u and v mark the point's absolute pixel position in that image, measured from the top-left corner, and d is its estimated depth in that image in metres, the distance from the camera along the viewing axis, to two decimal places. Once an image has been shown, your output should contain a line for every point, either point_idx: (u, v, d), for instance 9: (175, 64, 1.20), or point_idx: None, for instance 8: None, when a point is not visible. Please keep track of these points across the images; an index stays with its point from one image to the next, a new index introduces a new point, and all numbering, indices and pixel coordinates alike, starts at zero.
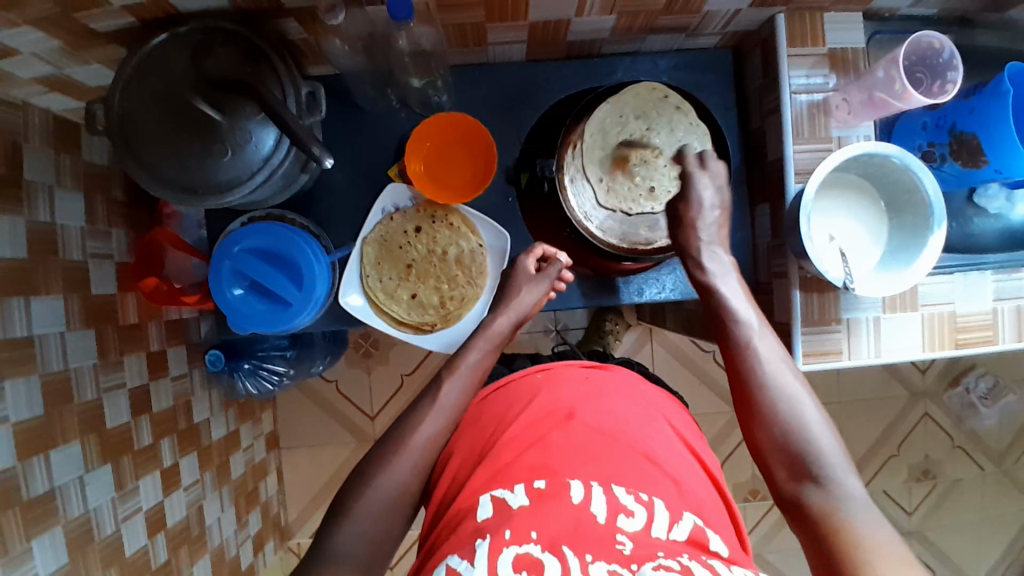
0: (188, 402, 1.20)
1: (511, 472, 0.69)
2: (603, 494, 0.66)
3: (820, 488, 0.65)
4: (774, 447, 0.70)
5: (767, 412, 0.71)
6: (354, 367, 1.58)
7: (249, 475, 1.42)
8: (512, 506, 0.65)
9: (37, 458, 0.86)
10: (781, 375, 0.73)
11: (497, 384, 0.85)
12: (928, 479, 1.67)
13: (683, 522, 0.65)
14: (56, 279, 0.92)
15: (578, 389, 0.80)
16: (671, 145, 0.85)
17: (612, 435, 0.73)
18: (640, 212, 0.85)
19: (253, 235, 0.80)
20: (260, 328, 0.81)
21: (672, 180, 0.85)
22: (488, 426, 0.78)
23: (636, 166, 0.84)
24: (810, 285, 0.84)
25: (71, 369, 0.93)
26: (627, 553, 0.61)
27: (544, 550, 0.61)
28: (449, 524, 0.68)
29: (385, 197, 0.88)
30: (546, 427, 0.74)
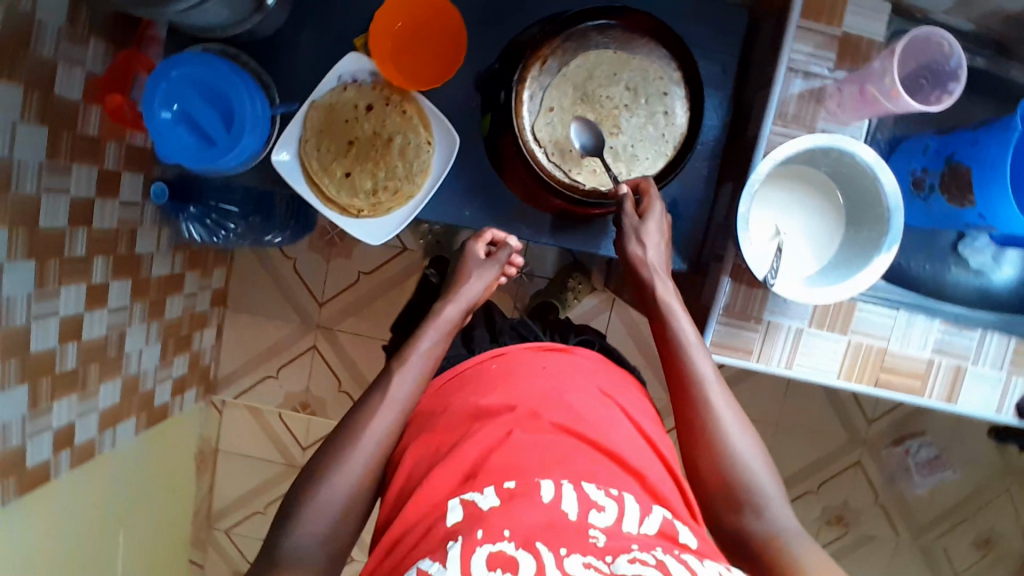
0: (134, 229, 1.21)
1: (481, 469, 0.62)
2: (573, 490, 0.61)
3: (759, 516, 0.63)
4: (715, 473, 0.66)
5: (710, 447, 0.67)
6: (315, 252, 1.58)
7: (185, 320, 1.44)
8: (482, 508, 0.59)
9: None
10: (722, 403, 0.69)
11: (452, 373, 0.80)
12: (839, 524, 1.66)
13: (654, 514, 0.61)
14: (17, 65, 0.89)
15: (542, 383, 0.73)
16: (632, 137, 0.77)
17: (574, 432, 0.67)
18: (557, 162, 0.76)
19: (201, 65, 0.78)
20: (182, 160, 0.79)
21: (602, 162, 0.77)
22: (454, 422, 0.71)
23: (589, 126, 0.76)
24: (742, 277, 0.79)
25: (15, 159, 0.91)
26: (601, 545, 0.56)
27: (518, 547, 0.55)
28: (414, 527, 0.62)
29: (344, 64, 0.84)
30: (507, 420, 0.68)
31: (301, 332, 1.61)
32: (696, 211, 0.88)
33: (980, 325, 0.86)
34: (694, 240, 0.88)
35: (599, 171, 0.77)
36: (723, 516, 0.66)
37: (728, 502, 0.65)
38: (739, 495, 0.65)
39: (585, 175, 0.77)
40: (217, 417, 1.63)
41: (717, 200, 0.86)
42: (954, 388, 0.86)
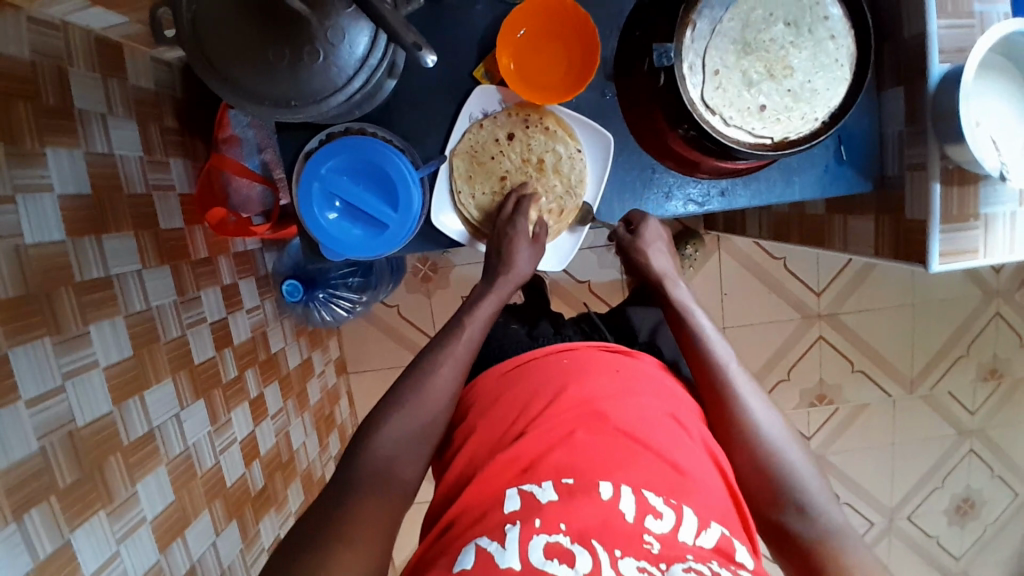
0: (264, 333, 1.19)
1: (541, 466, 0.66)
2: (632, 494, 0.63)
3: (803, 514, 0.68)
4: (761, 474, 0.71)
5: (745, 440, 0.73)
6: (415, 293, 1.55)
7: (326, 401, 1.42)
8: (541, 501, 0.62)
9: (133, 401, 0.82)
10: (748, 398, 0.75)
11: (514, 361, 0.80)
12: (994, 378, 1.65)
13: (711, 529, 0.63)
14: (126, 216, 0.86)
15: (611, 385, 0.73)
16: (807, 73, 0.72)
17: (638, 440, 0.68)
18: (738, 125, 0.73)
19: (343, 151, 0.75)
20: (356, 253, 0.76)
21: (784, 109, 0.73)
22: (517, 412, 0.72)
23: (760, 76, 0.72)
24: (951, 177, 0.76)
25: (154, 307, 0.89)
26: (655, 552, 0.59)
27: (573, 541, 0.59)
28: (468, 510, 0.65)
29: (473, 101, 0.81)
30: (572, 421, 0.69)
31: None
32: (864, 127, 0.84)
33: None
34: (870, 157, 0.84)
35: (786, 117, 0.73)
36: (765, 513, 0.70)
37: (773, 498, 0.70)
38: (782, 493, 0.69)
39: (772, 126, 0.73)
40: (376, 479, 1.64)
41: (884, 109, 0.82)
42: None
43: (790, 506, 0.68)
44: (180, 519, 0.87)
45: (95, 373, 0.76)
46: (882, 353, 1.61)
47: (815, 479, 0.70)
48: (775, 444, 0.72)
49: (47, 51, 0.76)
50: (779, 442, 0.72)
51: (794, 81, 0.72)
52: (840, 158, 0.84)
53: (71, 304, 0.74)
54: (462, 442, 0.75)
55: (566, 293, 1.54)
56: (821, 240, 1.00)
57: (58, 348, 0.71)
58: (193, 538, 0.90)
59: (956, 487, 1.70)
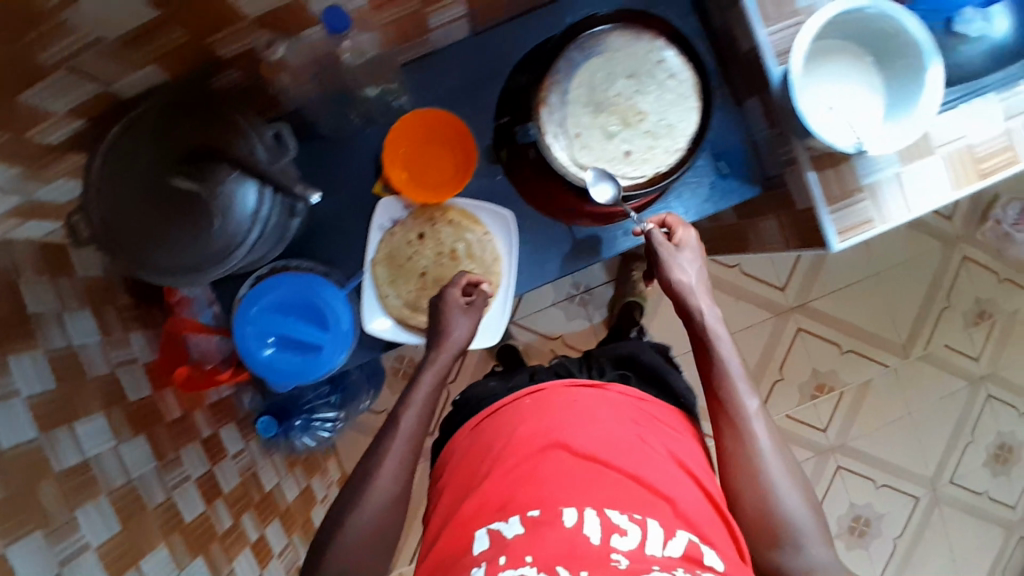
0: (254, 473, 1.21)
1: (511, 503, 0.67)
2: (595, 516, 0.64)
3: (799, 552, 0.68)
4: (761, 520, 0.69)
5: (752, 473, 0.71)
6: (400, 392, 1.57)
7: (335, 522, 1.42)
8: (507, 536, 0.64)
9: (130, 573, 0.84)
10: (758, 426, 0.74)
11: (487, 412, 0.81)
12: (985, 321, 1.64)
13: (677, 537, 0.63)
14: (94, 399, 0.91)
15: (574, 416, 0.75)
16: (660, 112, 0.79)
17: (602, 459, 0.70)
18: (612, 175, 0.79)
19: (269, 290, 0.80)
20: (301, 379, 0.80)
21: (649, 147, 0.79)
22: (490, 458, 0.74)
23: (617, 128, 0.79)
24: (822, 162, 0.80)
25: (135, 479, 0.92)
26: (623, 568, 0.58)
27: (540, 572, 0.59)
28: (449, 560, 0.67)
29: (380, 213, 0.86)
30: (540, 456, 0.71)
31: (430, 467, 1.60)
32: (736, 139, 0.90)
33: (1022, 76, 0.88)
34: (749, 165, 0.91)
35: (651, 154, 0.79)
36: (763, 554, 0.70)
37: (767, 543, 0.69)
38: (776, 533, 0.69)
39: (642, 167, 0.79)
40: None
41: (747, 116, 0.89)
42: None
43: (783, 548, 0.68)
44: None
45: (88, 554, 0.79)
46: (865, 328, 1.61)
47: (811, 518, 0.69)
48: (775, 485, 0.70)
49: None
50: (780, 485, 0.70)
51: (649, 124, 0.79)
52: (721, 173, 0.91)
53: (56, 494, 0.78)
54: (438, 500, 0.77)
55: (543, 353, 1.56)
56: (746, 244, 1.04)
57: (49, 537, 0.75)
58: None
59: (985, 437, 1.66)
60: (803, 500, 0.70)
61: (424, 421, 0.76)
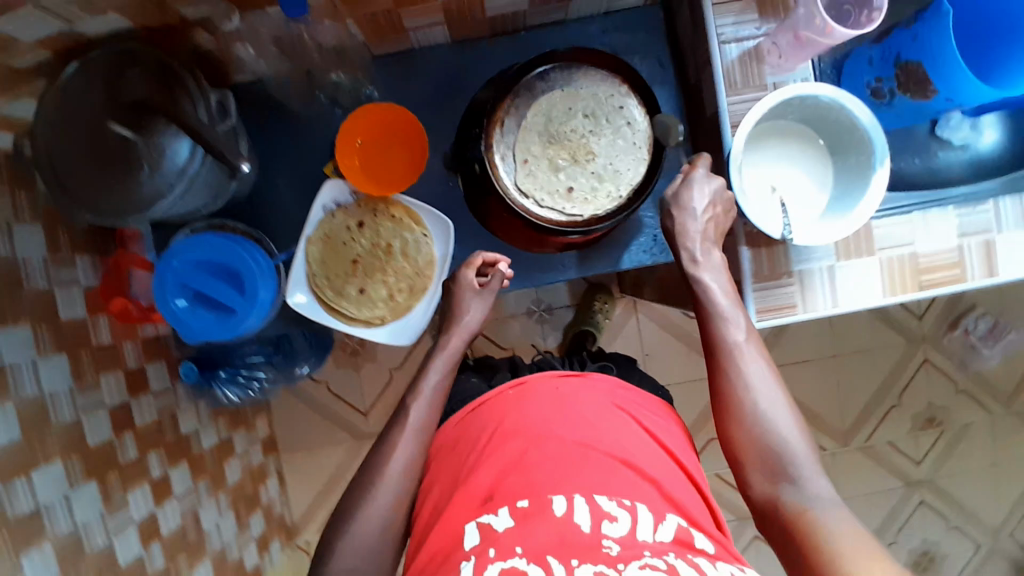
0: (174, 415, 1.22)
1: (498, 493, 0.68)
2: (585, 503, 0.65)
3: (797, 484, 0.69)
4: (761, 462, 0.71)
5: (744, 423, 0.73)
6: (343, 367, 1.58)
7: (247, 479, 1.43)
8: (497, 529, 0.64)
9: (19, 480, 0.85)
10: (755, 367, 0.75)
11: (473, 404, 0.82)
12: (934, 427, 1.63)
13: (667, 523, 0.66)
14: (25, 310, 0.91)
15: (550, 404, 0.77)
16: (608, 157, 0.81)
17: (588, 445, 0.72)
18: (550, 206, 0.81)
19: (196, 245, 0.81)
20: (210, 336, 0.82)
21: (592, 187, 0.81)
22: (473, 445, 0.76)
23: (564, 162, 0.81)
24: (759, 240, 0.82)
25: (46, 393, 0.93)
26: (615, 554, 0.61)
27: (530, 561, 0.60)
28: (437, 554, 0.67)
29: (325, 194, 0.87)
30: (523, 441, 0.73)
31: (357, 447, 1.61)
32: None
33: (989, 196, 0.87)
34: None
35: (595, 196, 0.81)
36: (756, 490, 0.71)
37: (769, 481, 0.70)
38: (776, 465, 0.70)
39: (581, 206, 0.81)
40: (308, 559, 1.62)
41: None
42: (991, 260, 0.87)
43: (788, 481, 0.69)
44: None
45: None
46: (812, 408, 1.60)
47: (805, 447, 0.71)
48: (777, 433, 0.72)
49: None
50: (783, 434, 0.72)
51: (596, 166, 0.81)
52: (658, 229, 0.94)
53: None
54: (423, 496, 0.76)
55: None
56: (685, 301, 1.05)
57: None
58: None
59: (909, 540, 1.65)
60: (802, 437, 0.72)
61: (433, 411, 0.80)
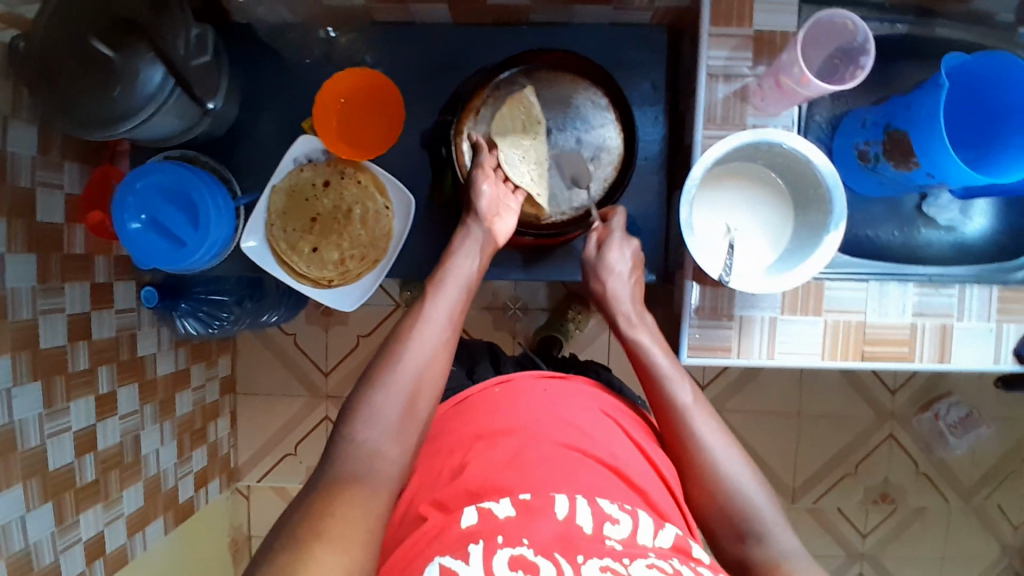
0: (134, 335, 1.24)
1: (493, 486, 0.61)
2: (587, 505, 0.60)
3: (760, 539, 0.65)
4: (723, 511, 0.67)
5: (707, 475, 0.69)
6: (314, 325, 1.60)
7: (197, 414, 1.46)
8: (498, 515, 0.58)
9: None
10: (706, 424, 0.72)
11: (453, 400, 0.76)
12: (886, 504, 1.60)
13: (666, 529, 0.60)
14: (0, 203, 0.94)
15: (540, 403, 0.72)
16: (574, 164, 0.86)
17: (578, 450, 0.67)
18: None
19: (161, 174, 0.84)
20: (159, 263, 0.84)
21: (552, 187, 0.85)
22: (460, 441, 0.69)
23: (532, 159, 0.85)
24: (707, 278, 0.82)
25: (8, 287, 0.95)
26: (619, 550, 0.55)
27: (537, 553, 0.53)
28: (423, 539, 0.59)
29: (298, 146, 0.89)
30: (514, 438, 0.67)
31: (311, 405, 1.63)
32: (655, 223, 0.92)
33: (957, 280, 0.85)
34: (658, 253, 0.93)
35: (557, 197, 0.86)
36: (721, 542, 0.68)
37: (732, 531, 0.67)
38: (739, 519, 0.67)
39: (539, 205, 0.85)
40: (246, 503, 1.64)
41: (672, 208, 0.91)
42: (945, 346, 0.85)
43: (749, 536, 0.66)
44: None
45: None
46: (766, 460, 1.58)
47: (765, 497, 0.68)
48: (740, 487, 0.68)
49: None
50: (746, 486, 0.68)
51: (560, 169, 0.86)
52: None
53: None
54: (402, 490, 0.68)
55: None
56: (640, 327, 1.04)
57: None
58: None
59: None
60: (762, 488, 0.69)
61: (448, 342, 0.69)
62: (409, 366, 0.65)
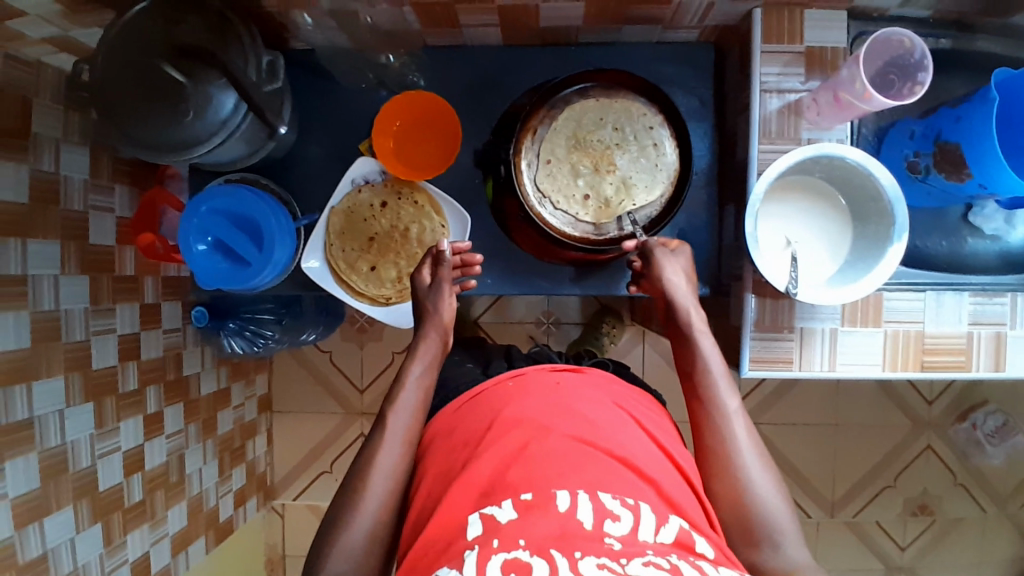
0: (178, 354, 1.24)
1: (500, 485, 0.61)
2: (589, 500, 0.58)
3: (775, 548, 0.66)
4: (745, 521, 0.67)
5: (739, 486, 0.69)
6: (348, 341, 1.61)
7: (236, 432, 1.46)
8: (500, 521, 0.58)
9: (19, 388, 0.88)
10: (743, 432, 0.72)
11: (468, 394, 0.76)
12: (925, 515, 1.59)
13: (670, 523, 0.59)
14: (57, 227, 0.95)
15: (550, 400, 0.70)
16: (627, 172, 0.86)
17: (588, 442, 0.64)
18: (566, 208, 0.86)
19: (225, 196, 0.85)
20: (223, 284, 0.85)
21: (608, 195, 0.86)
22: (472, 438, 0.68)
23: (585, 168, 0.86)
24: (765, 290, 0.82)
25: (62, 310, 0.95)
26: (617, 548, 0.54)
27: (534, 554, 0.53)
28: (435, 542, 0.60)
29: (355, 168, 0.91)
30: (522, 434, 0.65)
31: (346, 422, 1.63)
32: (704, 236, 0.94)
33: (1009, 289, 0.86)
34: (709, 266, 0.94)
35: (609, 202, 0.86)
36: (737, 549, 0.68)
37: (746, 539, 0.67)
38: (759, 528, 0.67)
39: (594, 213, 0.86)
40: (280, 521, 1.64)
41: (723, 222, 0.92)
42: (1001, 355, 0.86)
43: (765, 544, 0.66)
44: (37, 507, 0.91)
45: None
46: (804, 472, 1.57)
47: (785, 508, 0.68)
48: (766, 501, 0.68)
49: (15, 85, 0.88)
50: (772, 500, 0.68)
51: (615, 177, 0.86)
52: None
53: None
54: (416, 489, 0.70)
55: None
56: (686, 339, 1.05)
57: None
58: (52, 527, 0.94)
59: None
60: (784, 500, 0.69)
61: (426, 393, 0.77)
62: (405, 410, 0.74)
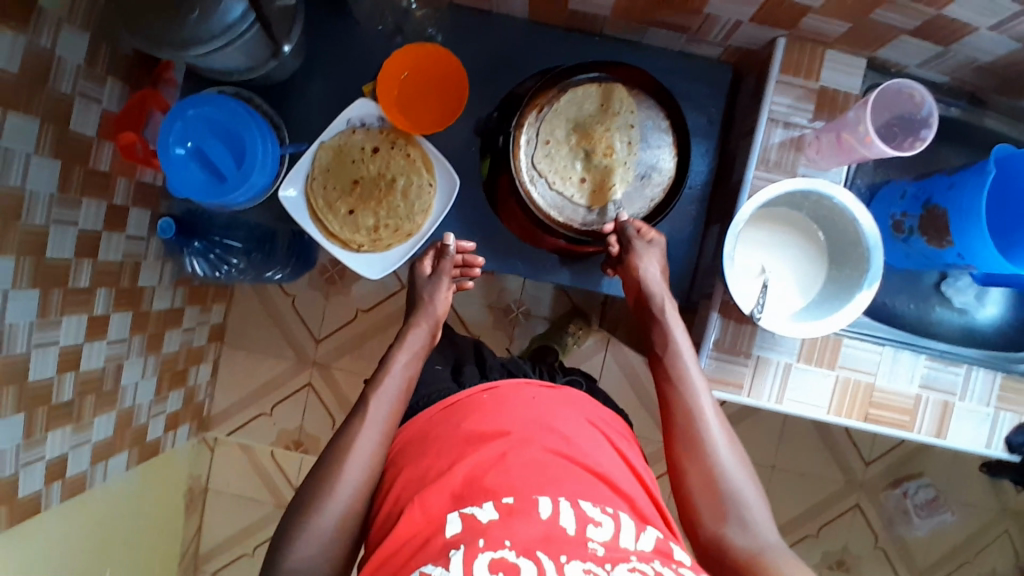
0: (137, 264, 1.20)
1: (478, 484, 0.60)
2: (570, 508, 0.58)
3: (744, 527, 0.66)
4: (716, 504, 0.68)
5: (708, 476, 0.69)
6: (314, 289, 1.59)
7: (182, 354, 1.43)
8: (481, 521, 0.56)
9: None
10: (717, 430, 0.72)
11: (442, 404, 0.74)
12: (840, 571, 1.62)
13: (648, 532, 0.59)
14: (39, 104, 0.89)
15: (526, 410, 0.69)
16: (623, 163, 0.87)
17: (566, 457, 0.64)
18: (561, 189, 0.86)
19: (214, 105, 0.83)
20: (192, 193, 0.83)
21: (601, 183, 0.87)
22: (447, 444, 0.66)
23: (583, 152, 0.86)
24: (731, 312, 0.83)
25: (27, 189, 0.88)
26: (601, 554, 0.54)
27: (520, 555, 0.52)
28: (412, 541, 0.59)
29: (353, 109, 0.89)
30: (499, 441, 0.65)
31: (296, 369, 1.61)
32: (685, 251, 0.94)
33: (966, 361, 0.88)
34: (683, 282, 0.95)
35: (602, 191, 0.87)
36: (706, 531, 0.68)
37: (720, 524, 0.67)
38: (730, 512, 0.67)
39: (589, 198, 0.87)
40: (207, 453, 1.61)
41: (705, 240, 0.93)
42: (944, 423, 0.87)
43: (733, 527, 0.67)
44: None
45: None
46: None
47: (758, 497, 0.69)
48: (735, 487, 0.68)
49: None
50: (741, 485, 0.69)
51: (610, 167, 0.87)
52: None
53: None
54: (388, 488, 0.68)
55: None
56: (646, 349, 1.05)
57: None
58: None
59: None
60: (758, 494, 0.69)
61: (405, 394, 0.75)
62: (384, 400, 0.73)
